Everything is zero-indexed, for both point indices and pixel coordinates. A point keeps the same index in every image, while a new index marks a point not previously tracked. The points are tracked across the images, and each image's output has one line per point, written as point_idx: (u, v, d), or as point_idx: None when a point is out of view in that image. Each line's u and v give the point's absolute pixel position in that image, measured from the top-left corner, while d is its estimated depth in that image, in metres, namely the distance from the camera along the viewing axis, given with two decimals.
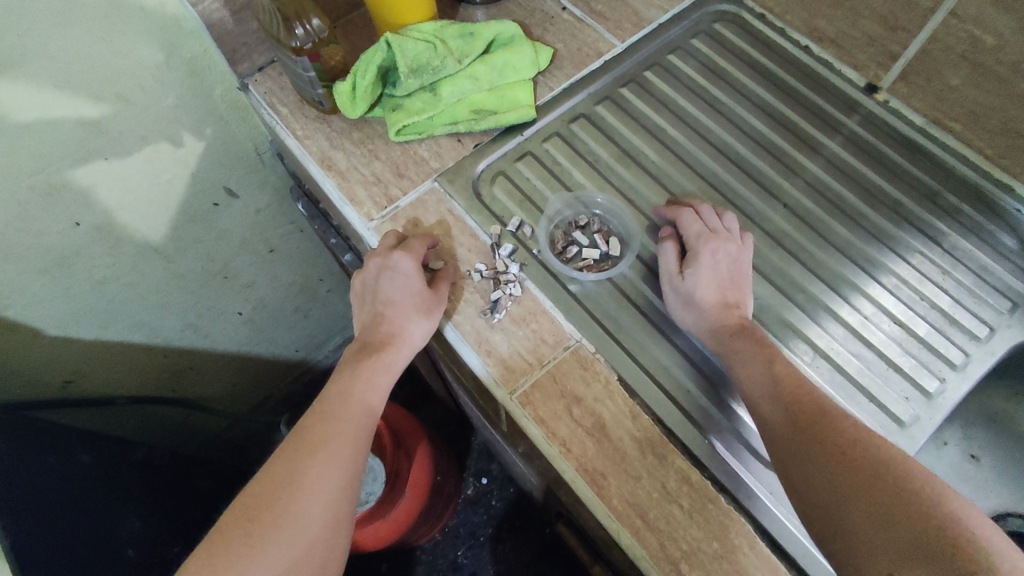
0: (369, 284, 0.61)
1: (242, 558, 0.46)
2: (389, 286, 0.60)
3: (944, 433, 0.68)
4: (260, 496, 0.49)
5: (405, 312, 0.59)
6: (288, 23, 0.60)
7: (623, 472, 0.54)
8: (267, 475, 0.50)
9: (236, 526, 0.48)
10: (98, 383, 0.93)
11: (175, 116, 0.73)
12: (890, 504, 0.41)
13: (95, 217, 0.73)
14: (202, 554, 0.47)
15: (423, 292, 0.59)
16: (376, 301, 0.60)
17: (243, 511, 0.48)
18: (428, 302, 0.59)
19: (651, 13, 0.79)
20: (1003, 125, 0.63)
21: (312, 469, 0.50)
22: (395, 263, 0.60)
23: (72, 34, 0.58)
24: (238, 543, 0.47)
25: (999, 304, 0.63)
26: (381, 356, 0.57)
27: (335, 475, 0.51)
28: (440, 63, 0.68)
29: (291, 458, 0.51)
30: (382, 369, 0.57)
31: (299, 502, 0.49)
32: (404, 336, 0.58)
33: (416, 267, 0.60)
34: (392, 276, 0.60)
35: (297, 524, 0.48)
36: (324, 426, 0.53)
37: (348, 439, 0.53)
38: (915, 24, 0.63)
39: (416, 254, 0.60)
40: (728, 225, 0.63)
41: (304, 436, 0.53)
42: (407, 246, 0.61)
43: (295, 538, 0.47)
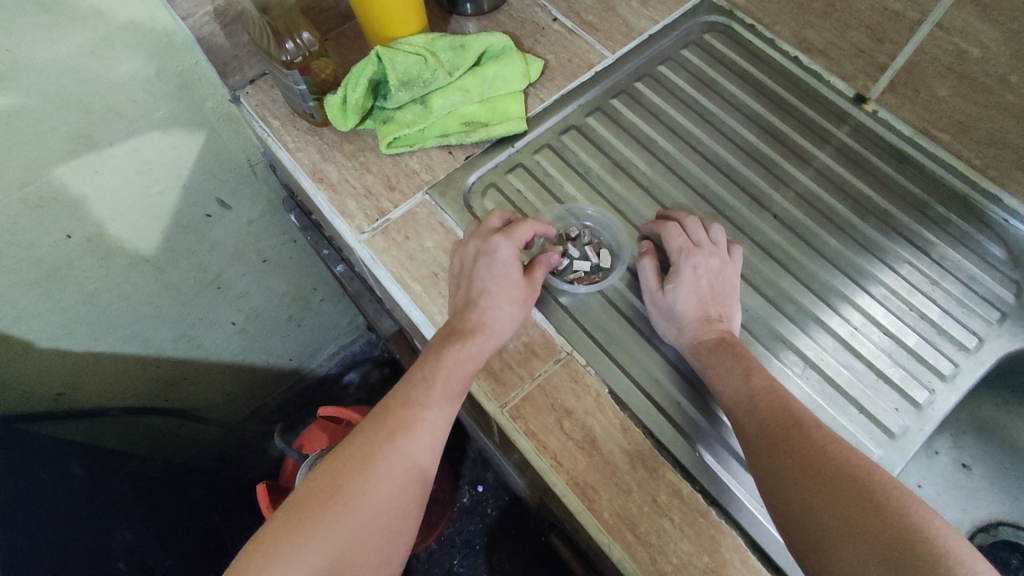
0: (465, 267, 0.60)
1: (313, 535, 0.45)
2: (486, 272, 0.59)
3: (935, 442, 0.68)
4: (338, 473, 0.49)
5: (500, 301, 0.57)
6: (278, 38, 0.60)
7: (614, 485, 0.54)
8: (345, 453, 0.50)
9: (312, 499, 0.47)
10: (90, 393, 0.93)
11: (167, 128, 0.73)
12: (855, 511, 0.42)
13: (87, 230, 0.73)
14: (280, 521, 0.47)
15: (521, 283, 0.59)
16: (470, 286, 0.59)
17: (320, 486, 0.48)
18: (523, 292, 0.59)
19: (641, 24, 0.79)
20: (990, 137, 0.63)
21: (388, 455, 0.50)
22: (495, 248, 0.59)
23: (61, 49, 0.58)
24: (312, 516, 0.46)
25: (988, 314, 0.63)
26: (465, 344, 0.55)
27: (408, 466, 0.50)
28: (431, 75, 0.68)
29: (369, 441, 0.50)
30: (468, 359, 0.55)
31: (371, 487, 0.48)
32: (492, 327, 0.56)
33: (516, 255, 0.59)
34: (490, 263, 0.59)
35: (367, 509, 0.47)
36: (405, 414, 0.52)
37: (426, 431, 0.52)
38: (902, 35, 0.64)
39: (517, 241, 0.60)
40: (715, 238, 0.63)
41: (384, 419, 0.52)
42: (510, 232, 0.60)
43: (364, 523, 0.47)
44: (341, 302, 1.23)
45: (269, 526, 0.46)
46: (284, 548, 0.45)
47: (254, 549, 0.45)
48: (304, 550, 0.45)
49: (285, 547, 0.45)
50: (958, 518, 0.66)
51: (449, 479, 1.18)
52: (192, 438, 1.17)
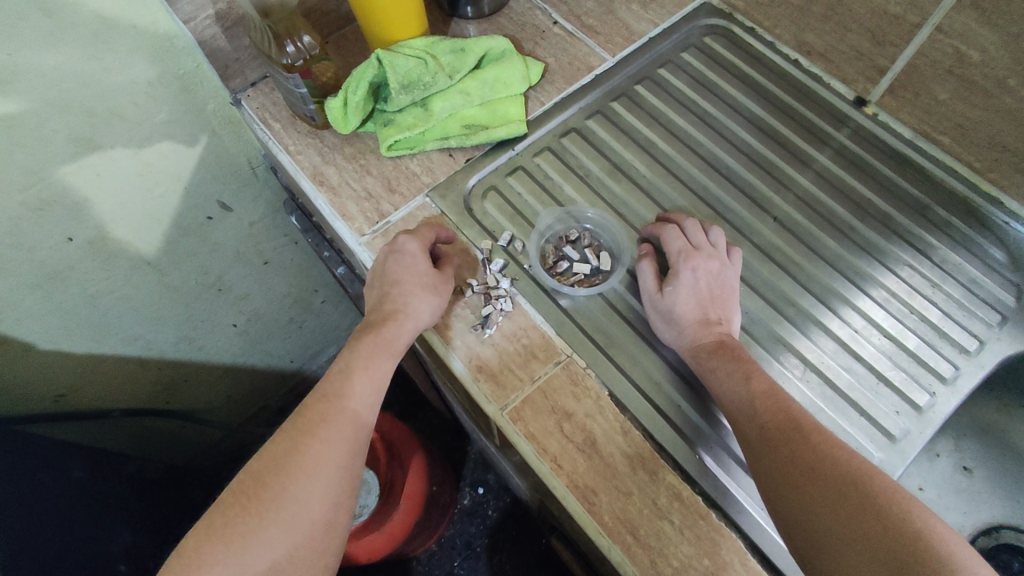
0: (376, 268, 0.61)
1: (237, 541, 0.46)
2: (395, 266, 0.59)
3: (937, 445, 0.68)
4: (259, 473, 0.49)
5: (412, 287, 0.58)
6: (278, 40, 0.60)
7: (614, 488, 0.54)
8: (266, 454, 0.50)
9: (236, 502, 0.47)
10: (91, 396, 0.93)
11: (168, 131, 0.73)
12: (857, 513, 0.42)
13: (89, 232, 0.73)
14: (201, 531, 0.46)
15: (429, 271, 0.59)
16: (382, 281, 0.59)
17: (243, 488, 0.48)
18: (437, 281, 0.59)
19: (641, 27, 0.79)
20: (990, 140, 0.63)
21: (309, 449, 0.50)
22: (401, 245, 0.60)
23: (64, 53, 0.58)
24: (237, 518, 0.46)
25: (989, 317, 0.63)
26: (381, 331, 0.56)
27: (332, 457, 0.50)
28: (431, 78, 0.68)
29: (288, 439, 0.50)
30: (382, 345, 0.56)
31: (294, 483, 0.48)
32: (409, 311, 0.57)
33: (422, 249, 0.60)
34: (398, 257, 0.60)
35: (292, 506, 0.47)
36: (325, 407, 0.52)
37: (348, 419, 0.52)
38: (902, 39, 0.64)
39: (422, 238, 0.61)
40: (714, 241, 0.63)
41: (303, 416, 0.52)
42: (415, 232, 0.62)
43: (291, 519, 0.47)
44: (342, 304, 1.23)
45: (191, 539, 0.46)
46: (210, 556, 0.45)
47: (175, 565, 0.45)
48: (228, 555, 0.45)
49: (209, 557, 0.45)
50: (959, 521, 0.65)
51: (450, 481, 1.18)
52: (193, 440, 1.17)
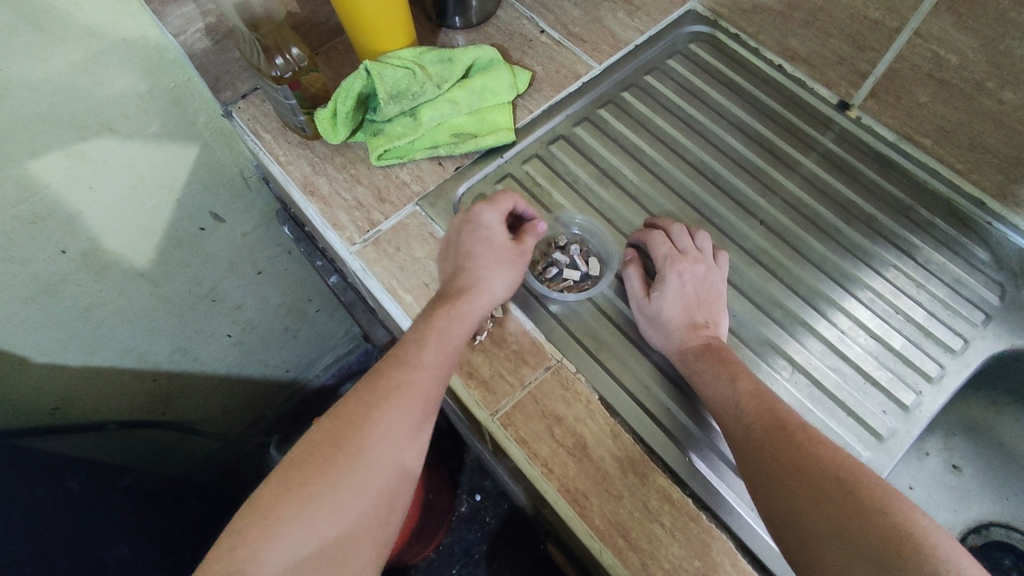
0: (452, 239, 0.61)
1: (312, 500, 0.45)
2: (471, 239, 0.59)
3: (926, 443, 0.69)
4: (333, 435, 0.48)
5: (488, 261, 0.58)
6: (267, 53, 0.60)
7: (604, 491, 0.54)
8: (339, 418, 0.49)
9: (309, 463, 0.47)
10: (87, 409, 0.93)
11: (160, 143, 0.74)
12: (840, 510, 0.42)
13: (82, 245, 0.73)
14: (275, 486, 0.46)
15: (505, 246, 0.59)
16: (457, 253, 0.59)
17: (316, 450, 0.48)
18: (512, 254, 0.59)
19: (628, 34, 0.80)
20: (970, 141, 0.64)
21: (383, 418, 0.49)
22: (478, 217, 0.60)
23: (55, 67, 0.59)
24: (311, 479, 0.46)
25: (974, 316, 0.64)
26: (457, 304, 0.55)
27: (405, 428, 0.50)
28: (420, 88, 0.69)
29: (364, 402, 0.50)
30: (457, 319, 0.54)
31: (369, 450, 0.48)
32: (484, 286, 0.56)
33: (500, 221, 0.60)
34: (473, 229, 0.59)
35: (367, 473, 0.47)
36: (399, 375, 0.51)
37: (422, 389, 0.51)
38: (882, 43, 0.65)
39: (500, 208, 0.60)
40: (701, 245, 0.64)
41: (379, 382, 0.51)
42: (494, 199, 0.61)
43: (365, 486, 0.47)
44: (336, 312, 1.24)
45: (265, 494, 0.46)
46: (283, 514, 0.45)
47: (248, 517, 0.45)
48: (301, 516, 0.45)
49: (285, 514, 0.45)
50: (949, 520, 0.66)
51: (448, 488, 1.18)
52: (191, 452, 1.17)
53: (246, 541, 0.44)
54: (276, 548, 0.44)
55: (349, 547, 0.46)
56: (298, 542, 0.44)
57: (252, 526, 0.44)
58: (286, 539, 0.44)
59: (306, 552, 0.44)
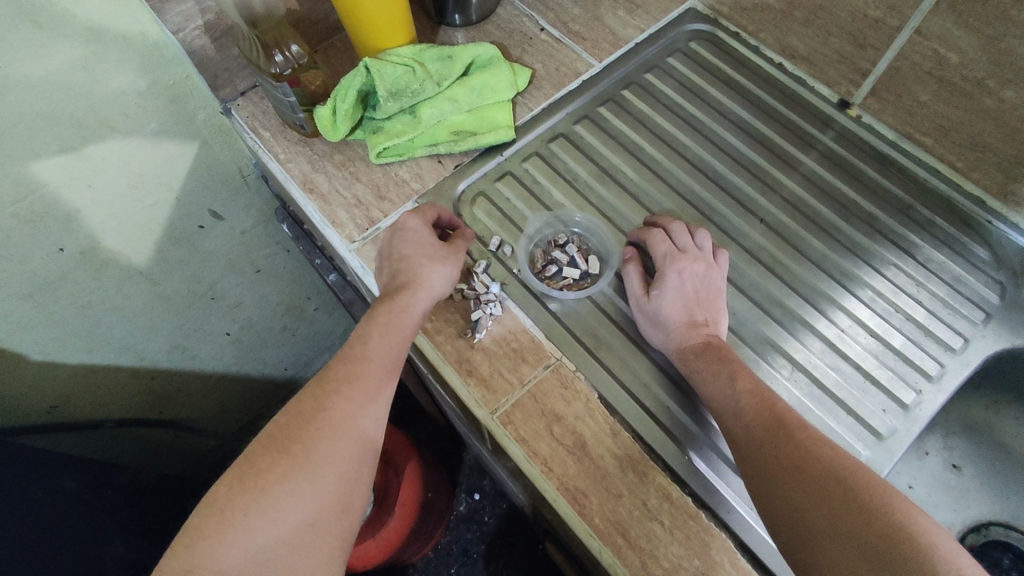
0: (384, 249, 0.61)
1: (267, 491, 0.46)
2: (400, 244, 0.60)
3: (925, 443, 0.69)
4: (284, 428, 0.49)
5: (420, 260, 0.58)
6: (267, 50, 0.61)
7: (604, 490, 0.54)
8: (292, 412, 0.50)
9: (261, 457, 0.48)
10: (85, 407, 0.93)
11: (159, 141, 0.73)
12: (840, 510, 0.42)
13: (80, 242, 0.73)
14: (232, 483, 0.47)
15: (435, 244, 0.60)
16: (391, 261, 0.59)
17: (269, 444, 0.48)
18: (444, 252, 0.59)
19: (627, 32, 0.80)
20: (971, 140, 0.64)
21: (335, 408, 0.50)
22: (404, 223, 0.60)
23: (53, 64, 0.59)
24: (264, 472, 0.47)
25: (974, 315, 0.64)
26: (393, 301, 0.56)
27: (356, 415, 0.50)
28: (419, 86, 0.69)
29: (315, 395, 0.51)
30: (396, 313, 0.55)
31: (321, 439, 0.49)
32: (420, 281, 0.57)
33: (425, 225, 0.60)
34: (402, 235, 0.60)
35: (322, 461, 0.48)
36: (349, 367, 0.52)
37: (371, 379, 0.52)
38: (883, 42, 0.65)
39: (425, 215, 0.61)
40: (700, 244, 0.64)
41: (329, 375, 0.52)
42: (419, 209, 0.62)
43: (320, 474, 0.47)
44: (335, 311, 1.23)
45: (221, 489, 0.47)
46: (239, 508, 0.45)
47: (206, 515, 0.46)
48: (256, 507, 0.45)
49: (241, 506, 0.45)
50: (948, 519, 0.66)
51: (446, 488, 1.18)
52: (188, 450, 1.17)
53: (204, 535, 0.44)
54: (235, 539, 0.44)
55: (309, 535, 0.46)
56: (257, 532, 0.45)
57: (210, 521, 0.45)
58: (243, 531, 0.45)
59: (263, 542, 0.45)
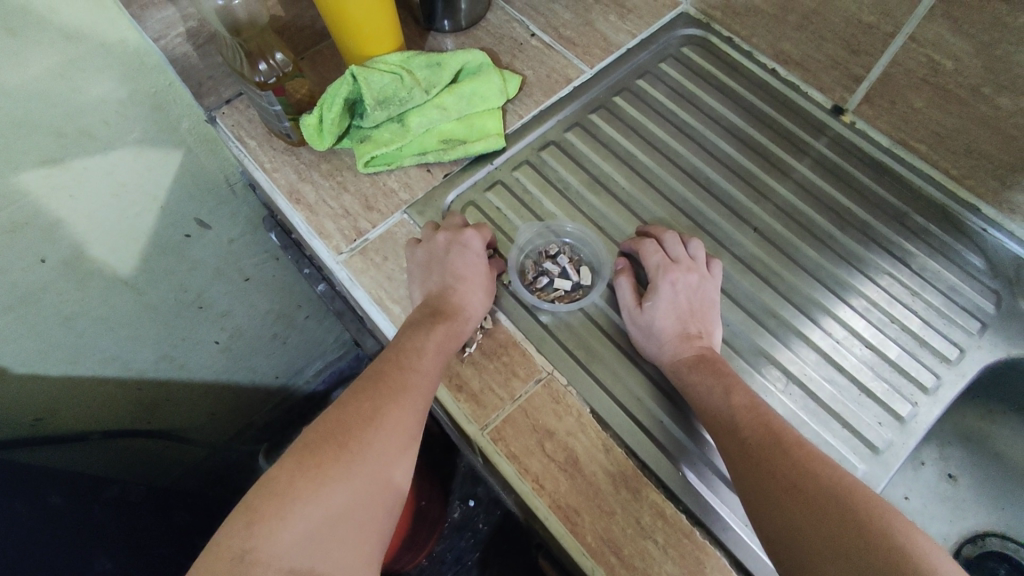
0: (434, 257, 0.61)
1: (324, 482, 0.44)
2: (459, 261, 0.60)
3: (921, 453, 0.68)
4: (339, 425, 0.48)
5: (476, 289, 0.60)
6: (250, 58, 0.59)
7: (596, 508, 0.53)
8: (347, 410, 0.49)
9: (317, 450, 0.46)
10: (70, 420, 0.91)
11: (142, 150, 0.72)
12: (840, 531, 0.41)
13: (62, 253, 0.71)
14: (285, 471, 0.45)
15: (489, 275, 0.61)
16: (445, 272, 0.60)
17: (325, 438, 0.47)
18: (489, 283, 0.61)
19: (619, 37, 0.79)
20: (966, 147, 0.63)
21: (390, 413, 0.50)
22: (467, 241, 0.62)
23: (29, 73, 0.57)
24: (321, 465, 0.45)
25: (969, 325, 0.63)
26: (453, 323, 0.56)
27: (409, 424, 0.50)
28: (407, 94, 0.68)
29: (370, 398, 0.50)
30: (452, 337, 0.56)
31: (375, 442, 0.48)
32: (472, 312, 0.59)
33: (484, 250, 0.62)
34: (462, 252, 0.61)
35: (377, 463, 0.47)
36: (403, 375, 0.52)
37: (423, 390, 0.53)
38: (877, 48, 0.64)
39: (485, 238, 0.63)
40: (693, 253, 0.63)
41: (382, 380, 0.52)
42: (479, 228, 0.63)
43: (375, 474, 0.47)
44: (326, 318, 1.22)
45: (276, 476, 0.45)
46: (293, 496, 0.43)
47: (259, 499, 0.43)
48: (310, 498, 0.43)
49: (298, 494, 0.43)
50: (944, 530, 0.65)
51: (440, 496, 1.16)
52: (177, 460, 1.15)
53: (259, 518, 0.42)
54: (290, 525, 0.42)
55: (357, 534, 0.45)
56: (312, 523, 0.43)
57: (265, 505, 0.43)
58: (297, 520, 0.42)
59: (314, 535, 0.42)
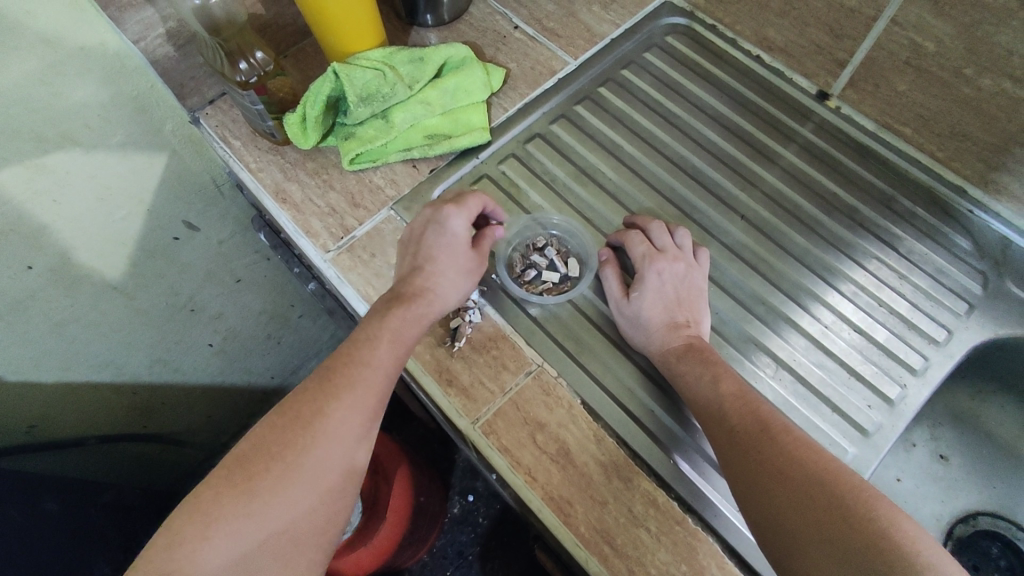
0: (414, 235, 0.59)
1: (254, 500, 0.44)
2: (433, 239, 0.58)
3: (913, 434, 0.68)
4: (279, 430, 0.47)
5: (447, 270, 0.57)
6: (231, 58, 0.59)
7: (588, 498, 0.53)
8: (288, 413, 0.48)
9: (252, 460, 0.45)
10: (65, 426, 0.90)
11: (126, 153, 0.71)
12: (825, 516, 0.41)
13: (49, 260, 0.71)
14: (216, 485, 0.44)
15: (469, 254, 0.58)
16: (417, 253, 0.58)
17: (262, 447, 0.46)
18: (471, 263, 0.58)
19: (603, 28, 0.79)
20: (951, 129, 0.63)
21: (333, 417, 0.48)
22: (443, 217, 0.58)
23: (7, 78, 0.57)
24: (253, 480, 0.44)
25: (957, 306, 0.63)
26: (410, 309, 0.54)
27: (355, 426, 0.48)
28: (390, 89, 0.67)
29: (314, 398, 0.48)
30: (409, 323, 0.54)
31: (316, 448, 0.46)
32: (438, 294, 0.56)
33: (465, 226, 0.58)
34: (438, 232, 0.58)
35: (318, 471, 0.46)
36: (352, 373, 0.50)
37: (374, 387, 0.50)
38: (860, 32, 0.64)
39: (468, 213, 0.59)
40: (680, 242, 0.63)
41: (329, 377, 0.50)
42: (462, 201, 0.59)
43: (312, 484, 0.46)
44: (320, 317, 1.22)
45: (204, 492, 0.44)
46: (221, 514, 0.43)
47: (186, 517, 0.43)
48: (239, 517, 0.43)
49: (224, 515, 0.43)
50: (937, 510, 0.66)
51: (439, 491, 1.17)
52: (176, 464, 1.15)
53: (182, 540, 0.42)
54: (218, 546, 0.42)
55: (295, 544, 0.45)
56: (240, 542, 0.43)
57: (190, 526, 0.42)
58: (223, 541, 0.42)
59: (242, 552, 0.43)
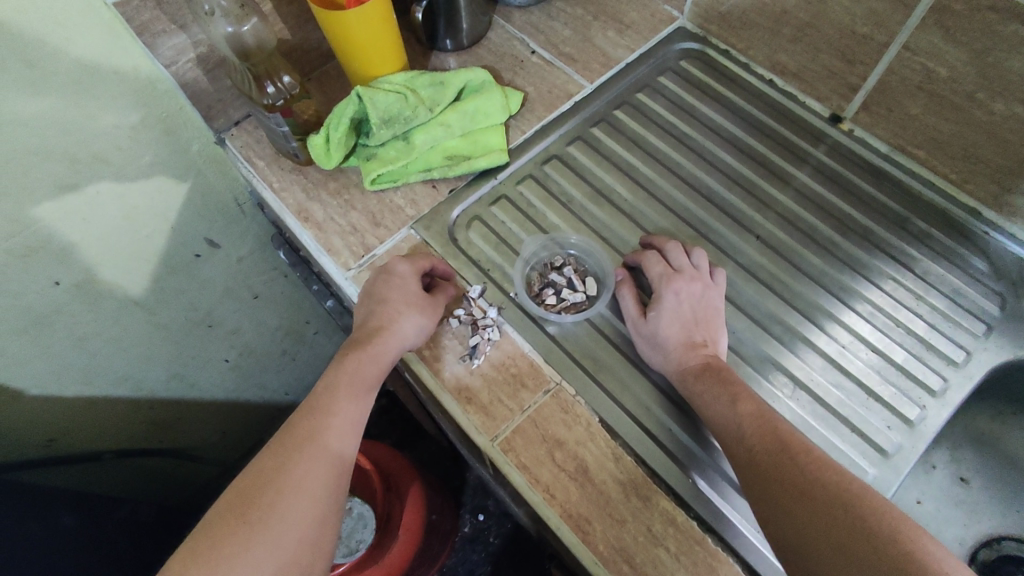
0: (367, 287, 0.62)
1: (233, 550, 0.44)
2: (384, 287, 0.61)
3: (933, 456, 0.68)
4: (247, 487, 0.48)
5: (399, 305, 0.59)
6: (259, 82, 0.62)
7: (607, 517, 0.53)
8: (255, 469, 0.49)
9: (221, 521, 0.46)
10: (83, 439, 0.91)
11: (154, 172, 0.73)
12: (848, 538, 0.41)
13: (75, 275, 0.72)
14: (189, 552, 0.45)
15: (419, 294, 0.61)
16: (371, 300, 0.60)
17: (231, 506, 0.47)
18: (423, 302, 0.60)
19: (618, 52, 0.81)
20: (964, 152, 0.64)
21: (296, 466, 0.49)
22: (393, 268, 0.62)
23: (45, 101, 0.59)
24: (222, 539, 0.45)
25: (975, 327, 0.63)
26: (366, 350, 0.56)
27: (324, 466, 0.50)
28: (412, 112, 0.69)
29: (279, 451, 0.50)
30: (368, 362, 0.56)
31: (284, 498, 0.47)
32: (394, 328, 0.58)
33: (412, 272, 0.62)
34: (388, 279, 0.61)
35: (288, 521, 0.46)
36: (313, 421, 0.52)
37: (336, 431, 0.52)
38: (872, 58, 0.65)
39: (416, 264, 0.63)
40: (697, 262, 0.64)
41: (292, 430, 0.52)
42: (411, 256, 0.64)
43: (284, 535, 0.46)
44: (334, 334, 1.23)
45: (176, 563, 0.44)
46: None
47: None
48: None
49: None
50: (960, 533, 0.65)
51: (450, 509, 1.16)
52: (186, 479, 1.16)
53: None
54: None
55: None
56: None
57: None
58: None
59: None
